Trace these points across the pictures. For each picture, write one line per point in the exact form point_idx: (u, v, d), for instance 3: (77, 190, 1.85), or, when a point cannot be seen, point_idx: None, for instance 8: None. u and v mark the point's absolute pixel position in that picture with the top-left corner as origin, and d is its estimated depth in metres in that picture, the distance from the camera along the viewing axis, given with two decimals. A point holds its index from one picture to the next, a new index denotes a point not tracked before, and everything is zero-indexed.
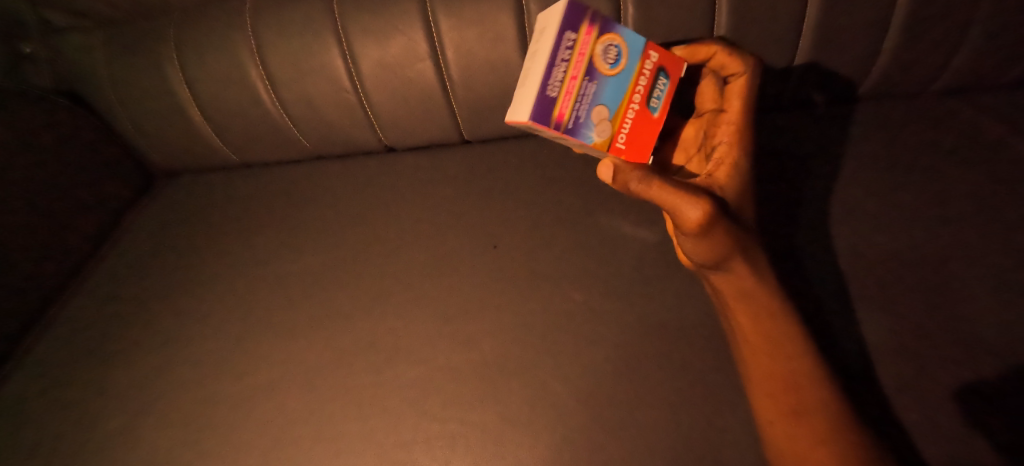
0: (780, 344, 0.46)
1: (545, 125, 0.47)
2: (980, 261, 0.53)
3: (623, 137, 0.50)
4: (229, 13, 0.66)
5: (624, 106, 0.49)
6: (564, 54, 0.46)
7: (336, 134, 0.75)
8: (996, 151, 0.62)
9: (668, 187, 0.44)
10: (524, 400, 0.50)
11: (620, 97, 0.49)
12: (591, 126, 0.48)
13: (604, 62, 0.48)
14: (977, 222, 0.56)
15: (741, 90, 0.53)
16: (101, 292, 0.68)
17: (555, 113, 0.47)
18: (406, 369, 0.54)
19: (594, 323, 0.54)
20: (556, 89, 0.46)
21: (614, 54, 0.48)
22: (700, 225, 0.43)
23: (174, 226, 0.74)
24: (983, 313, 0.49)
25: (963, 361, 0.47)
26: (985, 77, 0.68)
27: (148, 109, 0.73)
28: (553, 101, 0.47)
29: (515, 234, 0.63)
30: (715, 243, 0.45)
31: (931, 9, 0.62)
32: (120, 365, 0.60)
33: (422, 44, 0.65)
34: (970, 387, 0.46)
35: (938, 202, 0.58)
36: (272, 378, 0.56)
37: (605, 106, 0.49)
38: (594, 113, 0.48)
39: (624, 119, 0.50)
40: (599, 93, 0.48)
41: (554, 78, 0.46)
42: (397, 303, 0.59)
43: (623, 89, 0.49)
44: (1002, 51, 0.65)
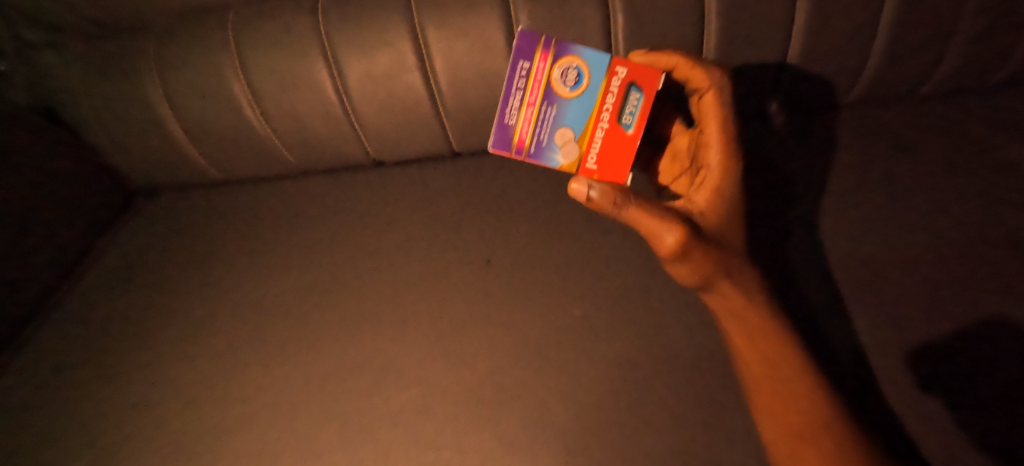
0: (776, 364, 0.45)
1: (506, 151, 0.50)
2: (977, 261, 0.53)
3: (592, 157, 0.50)
4: (213, 27, 0.64)
5: (591, 125, 0.49)
6: (518, 82, 0.48)
7: (325, 149, 0.73)
8: (981, 154, 0.64)
9: (644, 212, 0.45)
10: (523, 422, 0.48)
11: (586, 118, 0.49)
12: (555, 149, 0.50)
13: (563, 86, 0.48)
14: (967, 224, 0.57)
15: (713, 106, 0.50)
16: (74, 318, 0.65)
17: (515, 139, 0.49)
18: (399, 393, 0.52)
19: (592, 340, 0.52)
20: (514, 117, 0.49)
21: (573, 76, 0.48)
22: (678, 253, 0.44)
23: (155, 248, 0.72)
24: (986, 309, 0.50)
25: (964, 366, 0.46)
26: (963, 82, 0.72)
27: (128, 126, 0.70)
28: (511, 129, 0.49)
29: (509, 248, 0.61)
30: (696, 266, 0.45)
31: (918, 16, 0.65)
32: (93, 397, 0.57)
33: (410, 56, 0.64)
34: (971, 393, 0.45)
35: (925, 206, 0.59)
36: (256, 405, 0.53)
37: (569, 127, 0.49)
38: (558, 137, 0.49)
39: (592, 139, 0.50)
40: (560, 116, 0.49)
41: (510, 107, 0.48)
42: (389, 322, 0.57)
43: (589, 109, 0.49)
44: (979, 56, 0.69)
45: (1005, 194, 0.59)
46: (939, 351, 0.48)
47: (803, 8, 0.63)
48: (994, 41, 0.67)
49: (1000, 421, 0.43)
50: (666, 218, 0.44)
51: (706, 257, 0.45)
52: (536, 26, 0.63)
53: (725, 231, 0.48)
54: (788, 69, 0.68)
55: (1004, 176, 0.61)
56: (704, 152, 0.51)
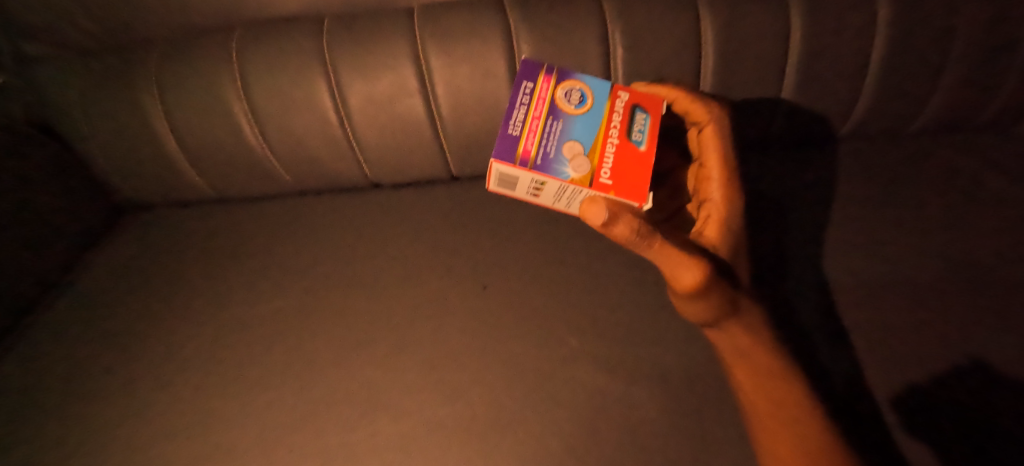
0: (782, 405, 0.44)
1: (510, 163, 0.45)
2: (965, 304, 0.55)
3: (606, 172, 0.46)
4: (216, 46, 0.65)
5: (601, 140, 0.47)
6: (522, 100, 0.48)
7: (322, 170, 0.73)
8: (969, 195, 0.66)
9: (665, 244, 0.43)
10: (517, 458, 0.46)
11: (594, 132, 0.47)
12: (564, 162, 0.46)
13: (568, 104, 0.48)
14: (957, 265, 0.58)
15: (714, 139, 0.51)
16: (51, 338, 0.62)
17: (520, 151, 0.46)
18: (389, 424, 0.50)
19: (589, 372, 0.51)
20: (518, 129, 0.46)
21: (578, 96, 0.48)
22: (695, 288, 0.43)
23: (141, 266, 0.70)
24: (972, 352, 0.51)
25: (950, 411, 0.47)
26: (951, 123, 0.74)
27: (123, 141, 0.70)
28: (516, 140, 0.46)
29: (506, 275, 0.61)
30: (710, 303, 0.45)
31: (908, 59, 0.67)
32: (66, 423, 0.54)
33: (413, 80, 0.65)
34: (954, 439, 0.46)
35: (919, 245, 0.60)
36: (238, 434, 0.51)
37: (578, 140, 0.47)
38: (567, 150, 0.46)
39: (603, 154, 0.47)
40: (567, 130, 0.47)
41: (515, 119, 0.47)
42: (380, 348, 0.55)
43: (596, 125, 0.47)
44: (966, 100, 0.71)
45: (991, 237, 0.61)
46: (927, 394, 0.49)
47: (797, 47, 0.65)
48: (979, 85, 0.70)
49: None
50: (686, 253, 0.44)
51: (721, 292, 0.44)
52: (538, 56, 0.64)
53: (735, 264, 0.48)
54: (784, 104, 0.69)
55: (990, 218, 0.63)
56: (706, 185, 0.52)
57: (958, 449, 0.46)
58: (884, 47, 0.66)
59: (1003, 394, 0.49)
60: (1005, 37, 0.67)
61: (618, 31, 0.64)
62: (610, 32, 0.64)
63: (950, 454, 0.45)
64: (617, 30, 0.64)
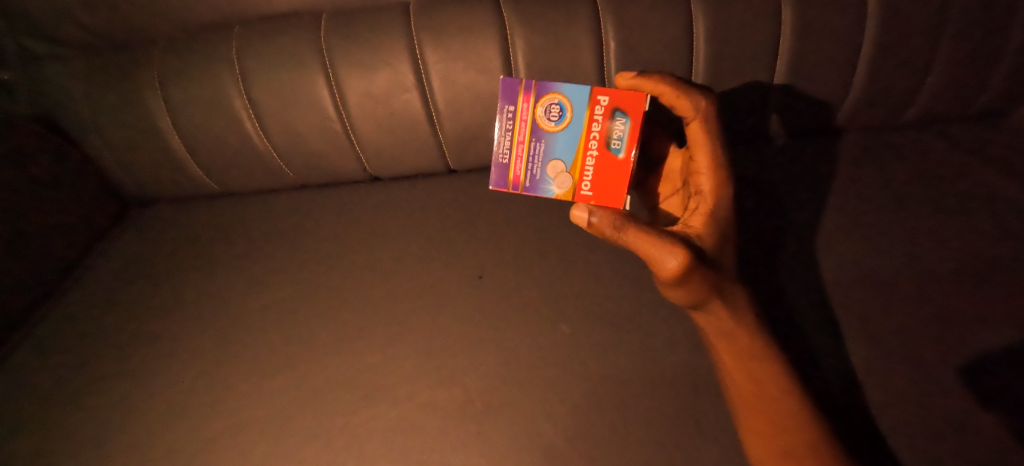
0: (762, 382, 0.46)
1: (505, 188, 0.54)
2: (952, 287, 0.56)
3: (586, 185, 0.52)
4: (218, 44, 0.66)
5: (581, 155, 0.52)
6: (507, 124, 0.53)
7: (323, 164, 0.74)
8: (958, 183, 0.67)
9: (643, 232, 0.46)
10: (512, 438, 0.48)
11: (574, 148, 0.52)
12: (549, 181, 0.53)
13: (548, 121, 0.52)
14: (943, 250, 0.60)
15: (701, 133, 0.53)
16: (62, 328, 0.65)
17: (511, 177, 0.54)
18: (390, 408, 0.52)
19: (582, 357, 0.53)
20: (506, 155, 0.53)
21: (557, 112, 0.51)
22: (676, 279, 0.45)
23: (148, 258, 0.72)
24: (959, 331, 0.53)
25: (934, 390, 0.49)
26: (940, 113, 0.75)
27: (127, 137, 0.71)
28: (506, 166, 0.54)
29: (502, 265, 0.62)
30: (693, 288, 0.46)
31: (896, 49, 0.68)
32: (78, 408, 0.56)
33: (410, 76, 0.66)
34: (939, 417, 0.47)
35: (906, 232, 0.62)
36: (245, 419, 0.53)
37: (559, 159, 0.52)
38: (550, 169, 0.53)
39: (583, 168, 0.52)
40: (549, 150, 0.52)
41: (502, 147, 0.53)
42: (382, 336, 0.57)
43: (575, 140, 0.51)
44: (956, 89, 0.72)
45: (977, 223, 0.62)
46: (913, 374, 0.50)
47: (787, 39, 0.67)
48: (969, 74, 0.71)
49: (966, 438, 0.46)
50: (665, 244, 0.45)
51: (704, 281, 0.46)
52: (533, 50, 0.65)
53: (720, 252, 0.49)
54: (774, 96, 0.71)
55: (977, 204, 0.64)
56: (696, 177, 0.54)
57: (943, 424, 0.47)
58: (872, 37, 0.67)
59: (990, 369, 0.50)
60: (994, 26, 0.68)
61: (611, 25, 0.65)
62: (602, 26, 0.65)
63: (936, 426, 0.47)
64: (610, 24, 0.65)
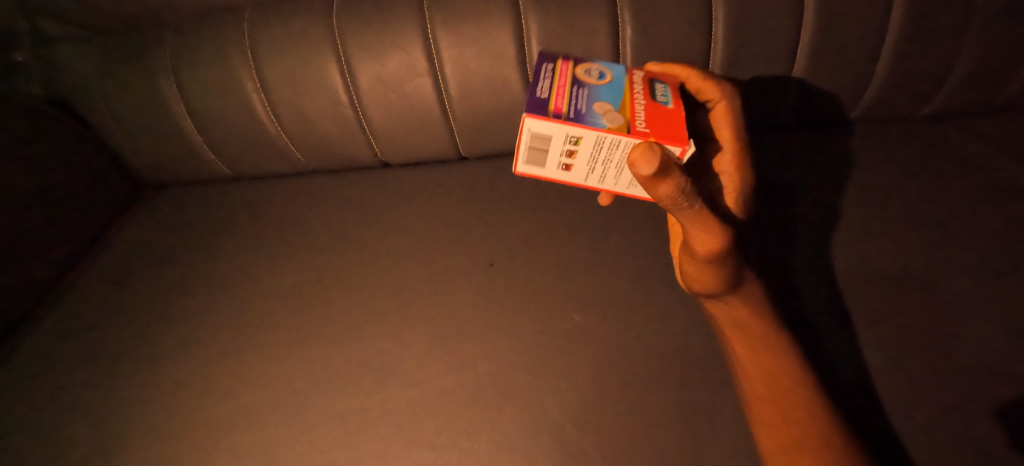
0: (774, 370, 0.46)
1: (543, 117, 0.42)
2: (977, 281, 0.55)
3: (641, 122, 0.42)
4: (229, 26, 0.65)
5: (629, 100, 0.44)
6: (545, 77, 0.47)
7: (334, 149, 0.74)
8: (985, 175, 0.65)
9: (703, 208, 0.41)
10: (522, 422, 0.48)
11: (621, 95, 0.45)
12: (596, 115, 0.42)
13: (590, 77, 0.47)
14: (968, 243, 0.58)
15: (726, 115, 0.52)
16: (78, 305, 0.66)
17: (551, 108, 0.43)
18: (399, 391, 0.52)
19: (593, 346, 0.52)
20: (546, 95, 0.44)
21: (599, 73, 0.48)
22: (715, 253, 0.42)
23: (163, 239, 0.72)
24: (982, 325, 0.52)
25: (952, 387, 0.48)
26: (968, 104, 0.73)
27: (141, 120, 0.71)
28: (545, 101, 0.43)
29: (512, 252, 0.62)
30: (724, 275, 0.45)
31: (924, 36, 0.66)
32: (94, 383, 0.57)
33: (422, 60, 0.65)
34: (956, 415, 0.46)
35: (928, 224, 0.61)
36: (255, 397, 0.54)
37: (606, 101, 0.44)
38: (597, 108, 0.43)
39: (633, 110, 0.44)
40: (593, 94, 0.45)
41: (541, 88, 0.45)
42: (392, 322, 0.58)
43: (621, 90, 0.46)
44: (986, 77, 0.70)
45: (1004, 215, 0.60)
46: (930, 368, 0.49)
47: (810, 25, 0.65)
48: (1000, 62, 0.69)
49: (986, 433, 0.45)
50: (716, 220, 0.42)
51: (729, 261, 0.44)
52: (547, 36, 0.64)
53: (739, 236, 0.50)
54: (793, 84, 0.69)
55: (1004, 196, 0.62)
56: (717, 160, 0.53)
57: (960, 422, 0.46)
58: (900, 24, 0.65)
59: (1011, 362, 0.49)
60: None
61: (628, 11, 0.64)
62: (619, 11, 0.64)
63: (954, 420, 0.46)
64: (627, 10, 0.64)
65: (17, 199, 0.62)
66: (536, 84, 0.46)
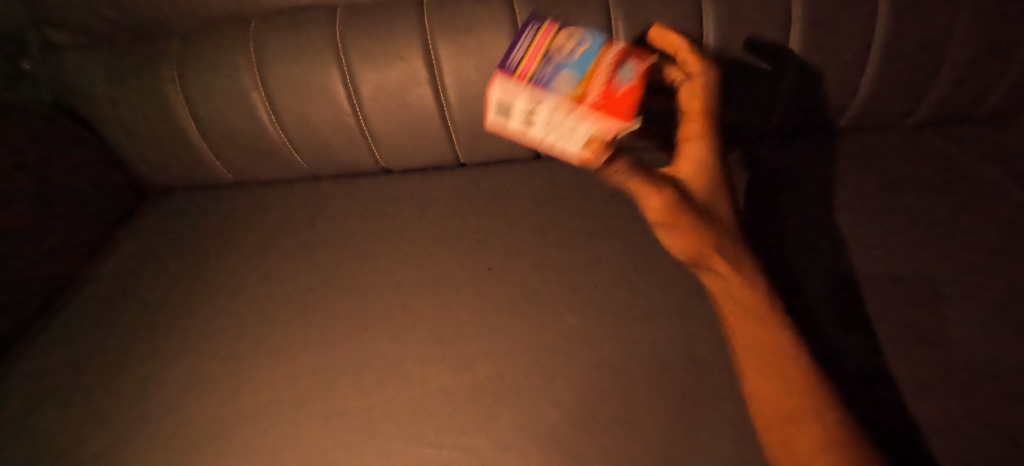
0: (772, 354, 0.46)
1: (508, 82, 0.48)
2: (972, 278, 0.55)
3: (591, 95, 0.47)
4: (234, 36, 0.67)
5: (591, 70, 0.49)
6: (526, 36, 0.51)
7: (336, 156, 0.76)
8: (978, 176, 0.66)
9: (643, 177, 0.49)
10: (521, 421, 0.50)
11: (586, 64, 0.49)
12: (554, 85, 0.47)
13: (567, 40, 0.51)
14: (964, 243, 0.59)
15: (698, 88, 0.54)
16: (85, 308, 0.67)
17: (519, 72, 0.48)
18: (402, 392, 0.53)
19: (588, 347, 0.54)
20: (519, 58, 0.49)
21: (577, 36, 0.51)
22: (663, 214, 0.49)
23: (168, 243, 0.74)
24: (978, 319, 0.52)
25: (948, 385, 0.48)
26: (959, 111, 0.73)
27: (146, 128, 0.73)
28: (515, 66, 0.49)
29: (510, 257, 0.64)
30: (684, 237, 0.49)
31: (908, 45, 0.67)
32: (101, 385, 0.58)
33: (422, 70, 0.67)
34: (953, 413, 0.46)
35: (921, 224, 0.61)
36: (262, 399, 0.55)
37: (569, 69, 0.48)
38: (558, 75, 0.48)
39: (592, 82, 0.48)
40: (562, 61, 0.49)
41: (517, 51, 0.50)
42: (393, 324, 0.59)
43: (589, 57, 0.49)
44: (977, 85, 0.70)
45: (998, 214, 0.61)
46: (932, 363, 0.49)
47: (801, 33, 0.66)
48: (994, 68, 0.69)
49: (995, 428, 0.45)
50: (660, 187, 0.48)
51: (688, 223, 0.48)
52: None
53: (715, 207, 0.51)
54: (785, 92, 0.70)
55: (998, 198, 0.63)
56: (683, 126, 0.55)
57: (957, 420, 0.46)
58: (885, 32, 0.66)
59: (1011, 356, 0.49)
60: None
61: (622, 24, 0.66)
62: (613, 23, 0.66)
63: (960, 414, 0.46)
64: (621, 22, 0.66)
65: (22, 204, 0.63)
66: (516, 45, 0.51)
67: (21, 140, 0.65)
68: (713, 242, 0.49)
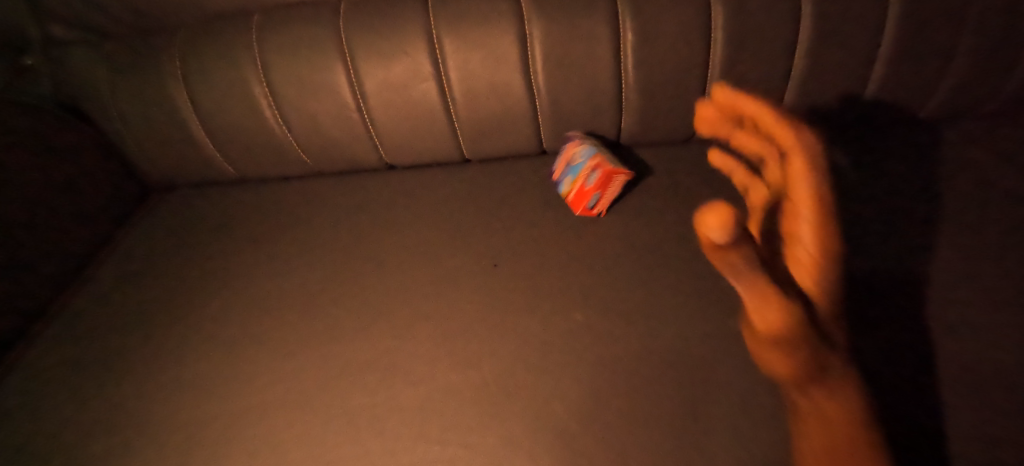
0: (834, 416, 0.41)
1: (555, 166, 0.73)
2: (990, 267, 0.54)
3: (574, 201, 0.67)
4: (237, 31, 0.67)
5: (579, 178, 0.66)
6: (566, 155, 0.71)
7: (341, 152, 0.75)
8: (991, 167, 0.65)
9: (756, 276, 0.48)
10: (527, 418, 0.49)
11: (576, 174, 0.66)
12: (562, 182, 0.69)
13: (575, 158, 0.68)
14: (979, 233, 0.57)
15: (804, 170, 0.52)
16: (89, 305, 0.67)
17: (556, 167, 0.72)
18: (406, 390, 0.53)
19: (595, 344, 0.54)
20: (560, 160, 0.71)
21: (578, 158, 0.67)
22: (772, 330, 0.47)
23: (172, 240, 0.74)
24: (997, 309, 0.50)
25: (973, 382, 0.45)
26: (976, 96, 0.71)
27: (149, 124, 0.73)
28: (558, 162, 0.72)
29: (515, 254, 0.64)
30: (795, 351, 0.45)
31: (921, 34, 0.65)
32: (104, 382, 0.58)
33: (427, 65, 0.67)
34: (975, 412, 0.44)
35: (934, 214, 0.60)
36: (267, 396, 0.54)
37: (568, 178, 0.68)
38: (563, 179, 0.68)
39: (579, 182, 0.66)
40: (569, 168, 0.68)
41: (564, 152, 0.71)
42: (398, 321, 0.59)
43: (580, 166, 0.66)
44: (992, 73, 0.69)
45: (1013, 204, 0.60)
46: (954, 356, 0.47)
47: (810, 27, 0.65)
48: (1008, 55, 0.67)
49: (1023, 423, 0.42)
50: (777, 294, 0.47)
51: (805, 331, 0.46)
52: (549, 42, 0.66)
53: (831, 321, 0.48)
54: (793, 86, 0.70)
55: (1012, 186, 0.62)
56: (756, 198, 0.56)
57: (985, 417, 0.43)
58: (897, 20, 0.64)
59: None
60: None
61: (629, 17, 0.65)
62: (620, 17, 0.65)
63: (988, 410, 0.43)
64: (628, 15, 0.65)
65: (24, 201, 0.63)
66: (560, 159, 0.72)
67: (23, 137, 0.65)
68: (821, 354, 0.45)
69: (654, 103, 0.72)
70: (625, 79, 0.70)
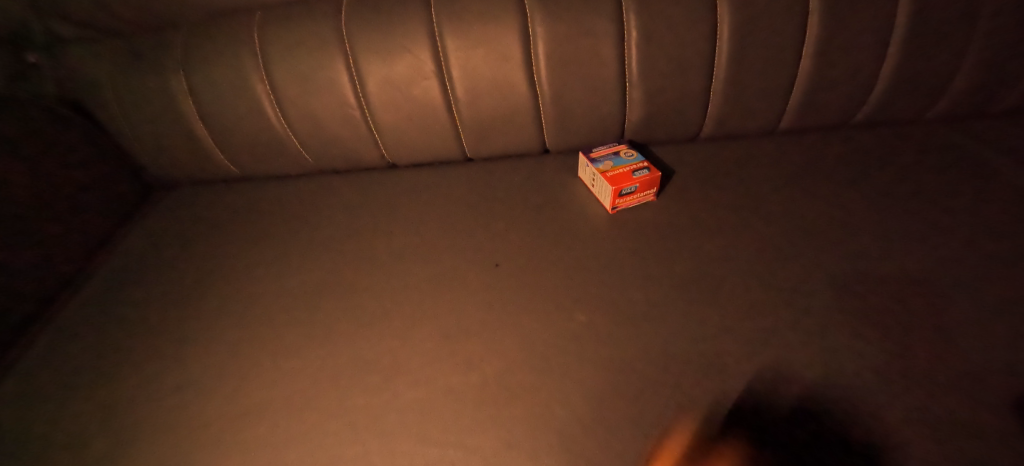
0: None
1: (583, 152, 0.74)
2: (986, 270, 0.55)
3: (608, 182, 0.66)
4: (240, 28, 0.66)
5: (626, 168, 0.67)
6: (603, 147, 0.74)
7: (342, 150, 0.75)
8: (989, 174, 0.67)
9: None
10: (529, 419, 0.48)
11: (623, 165, 0.68)
12: (598, 163, 0.69)
13: (623, 156, 0.70)
14: (977, 237, 0.59)
15: None
16: (88, 303, 0.66)
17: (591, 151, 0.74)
18: (406, 390, 0.52)
19: (596, 344, 0.53)
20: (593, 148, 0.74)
21: (626, 157, 0.70)
22: None
23: (173, 238, 0.73)
24: (993, 309, 0.52)
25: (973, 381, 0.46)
26: (963, 109, 0.77)
27: (151, 121, 0.73)
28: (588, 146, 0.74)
29: (516, 254, 0.63)
30: None
31: (927, 43, 0.69)
32: (102, 380, 0.57)
33: (429, 62, 0.66)
34: (968, 414, 0.45)
35: (933, 220, 0.62)
36: (266, 395, 0.54)
37: (610, 163, 0.68)
38: (603, 161, 0.69)
39: (623, 170, 0.66)
40: (612, 159, 0.70)
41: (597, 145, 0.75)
42: (399, 320, 0.58)
43: (626, 162, 0.68)
44: (984, 85, 0.74)
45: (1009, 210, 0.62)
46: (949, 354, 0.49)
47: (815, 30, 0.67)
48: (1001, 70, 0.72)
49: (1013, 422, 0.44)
50: None
51: None
52: (553, 38, 0.65)
53: None
54: (799, 89, 0.72)
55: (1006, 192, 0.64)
56: None
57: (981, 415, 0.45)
58: (903, 29, 0.67)
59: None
60: (1017, 22, 0.67)
61: (633, 15, 0.64)
62: (624, 14, 0.65)
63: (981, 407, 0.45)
64: (633, 13, 0.64)
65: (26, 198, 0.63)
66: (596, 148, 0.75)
67: (24, 134, 0.64)
68: None
69: (657, 102, 0.71)
70: (628, 77, 0.69)
